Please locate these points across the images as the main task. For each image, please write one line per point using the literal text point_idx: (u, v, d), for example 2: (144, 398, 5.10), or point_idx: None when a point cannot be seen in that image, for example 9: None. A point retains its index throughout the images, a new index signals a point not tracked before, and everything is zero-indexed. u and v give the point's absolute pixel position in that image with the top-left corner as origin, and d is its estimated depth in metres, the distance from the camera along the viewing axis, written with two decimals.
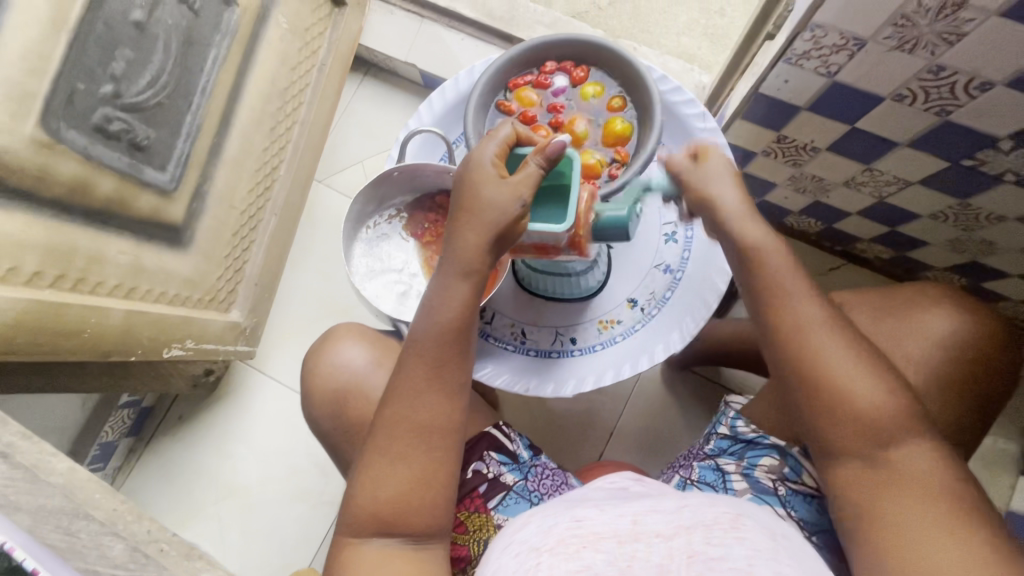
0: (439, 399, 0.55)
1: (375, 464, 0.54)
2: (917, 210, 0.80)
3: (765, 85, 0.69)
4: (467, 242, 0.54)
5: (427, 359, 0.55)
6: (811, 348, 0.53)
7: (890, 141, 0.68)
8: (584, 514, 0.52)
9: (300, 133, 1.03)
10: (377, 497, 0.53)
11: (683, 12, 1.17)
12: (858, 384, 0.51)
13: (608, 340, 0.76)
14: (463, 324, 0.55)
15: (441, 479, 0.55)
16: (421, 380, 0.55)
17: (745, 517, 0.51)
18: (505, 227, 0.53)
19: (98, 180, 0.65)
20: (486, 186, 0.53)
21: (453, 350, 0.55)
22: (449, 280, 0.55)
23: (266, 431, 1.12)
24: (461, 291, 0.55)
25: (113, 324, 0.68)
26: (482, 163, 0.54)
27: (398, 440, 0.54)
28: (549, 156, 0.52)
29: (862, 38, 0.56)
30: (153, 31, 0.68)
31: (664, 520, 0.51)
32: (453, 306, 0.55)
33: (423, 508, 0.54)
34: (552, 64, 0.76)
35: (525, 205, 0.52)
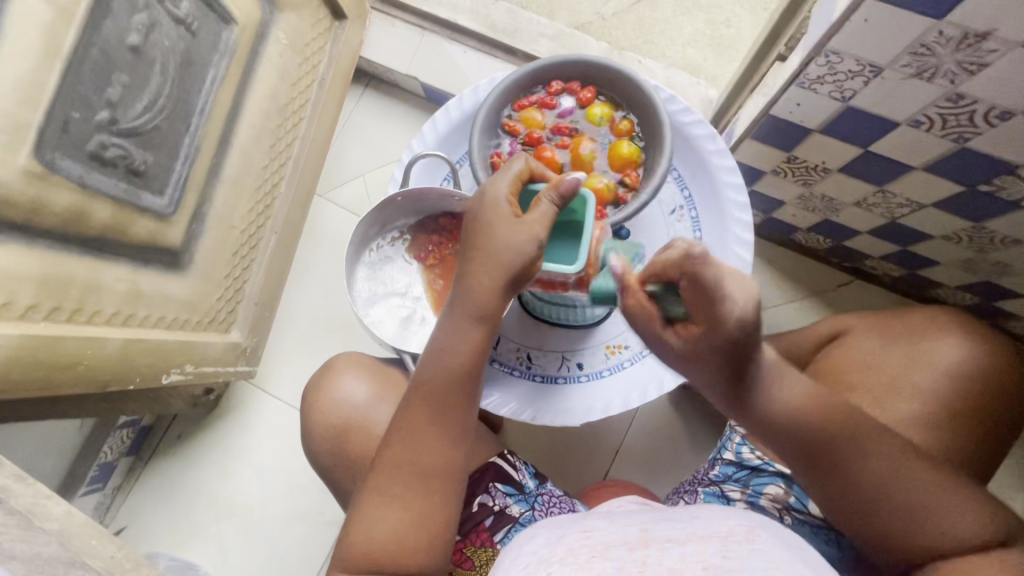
0: (441, 441, 0.53)
1: (374, 502, 0.52)
2: (930, 231, 0.78)
3: (777, 107, 0.68)
4: (480, 282, 0.52)
5: (432, 400, 0.53)
6: (860, 480, 0.49)
7: (904, 164, 0.67)
8: (594, 526, 0.51)
9: (300, 149, 1.01)
10: (371, 537, 0.51)
11: (688, 23, 1.15)
12: (903, 498, 0.48)
13: (616, 365, 0.75)
14: (469, 364, 0.54)
15: (440, 519, 0.53)
16: (424, 419, 0.53)
17: (759, 528, 0.49)
18: (519, 268, 0.51)
19: (94, 208, 0.63)
20: (500, 225, 0.51)
21: (459, 391, 0.54)
22: (457, 318, 0.53)
23: (266, 449, 1.10)
24: (469, 331, 0.53)
25: (109, 354, 0.67)
26: (498, 200, 0.53)
27: (399, 479, 0.52)
28: (563, 194, 0.51)
29: (879, 65, 0.54)
30: (150, 54, 0.66)
31: (675, 528, 0.49)
32: (460, 345, 0.53)
33: (419, 550, 0.52)
34: (559, 84, 0.74)
35: (541, 246, 0.51)
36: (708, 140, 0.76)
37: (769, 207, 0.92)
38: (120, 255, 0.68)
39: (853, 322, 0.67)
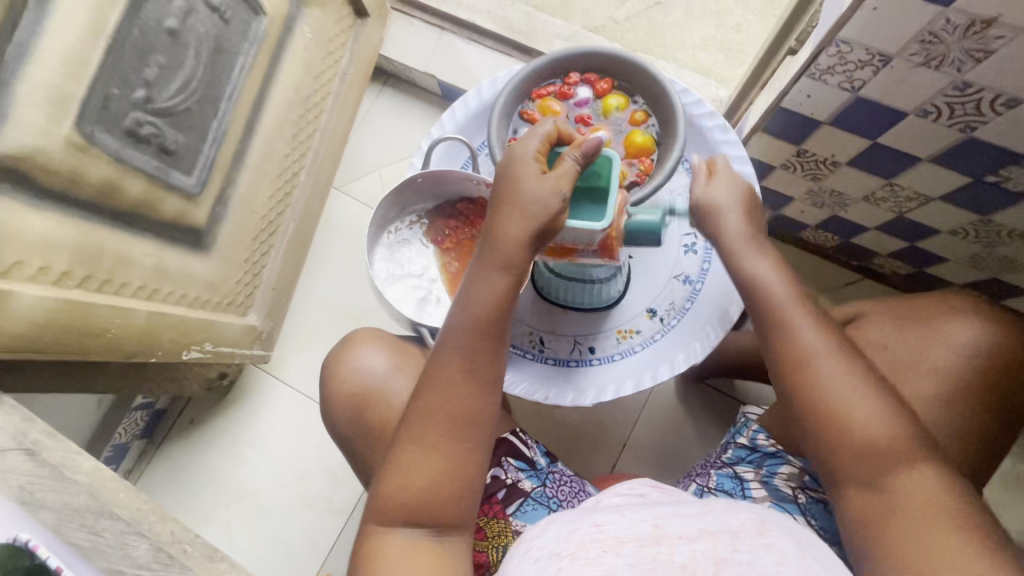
0: (472, 393, 0.55)
1: (408, 452, 0.54)
2: (938, 226, 0.80)
3: (787, 99, 0.70)
4: (508, 236, 0.54)
5: (461, 352, 0.55)
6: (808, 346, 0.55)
7: (911, 156, 0.69)
8: (605, 518, 0.51)
9: (320, 140, 1.04)
10: (405, 488, 0.53)
11: (699, 28, 1.18)
12: (802, 336, 0.56)
13: (627, 350, 0.76)
14: (497, 317, 0.56)
15: (471, 473, 0.55)
16: (455, 372, 0.55)
17: (770, 523, 0.50)
18: (544, 222, 0.53)
19: (127, 183, 0.66)
20: (524, 178, 0.54)
21: (488, 343, 0.55)
22: (487, 271, 0.55)
23: (277, 435, 1.12)
24: (497, 283, 0.55)
25: (135, 325, 0.69)
26: (526, 157, 0.55)
27: (431, 432, 0.54)
28: (584, 153, 0.54)
29: (888, 54, 0.56)
30: (185, 38, 0.69)
31: (686, 523, 0.50)
32: (489, 296, 0.55)
33: (449, 500, 0.53)
34: (575, 75, 0.77)
35: (565, 199, 0.53)
36: (720, 131, 0.78)
37: (778, 204, 0.94)
38: (149, 230, 0.71)
39: (868, 305, 0.68)
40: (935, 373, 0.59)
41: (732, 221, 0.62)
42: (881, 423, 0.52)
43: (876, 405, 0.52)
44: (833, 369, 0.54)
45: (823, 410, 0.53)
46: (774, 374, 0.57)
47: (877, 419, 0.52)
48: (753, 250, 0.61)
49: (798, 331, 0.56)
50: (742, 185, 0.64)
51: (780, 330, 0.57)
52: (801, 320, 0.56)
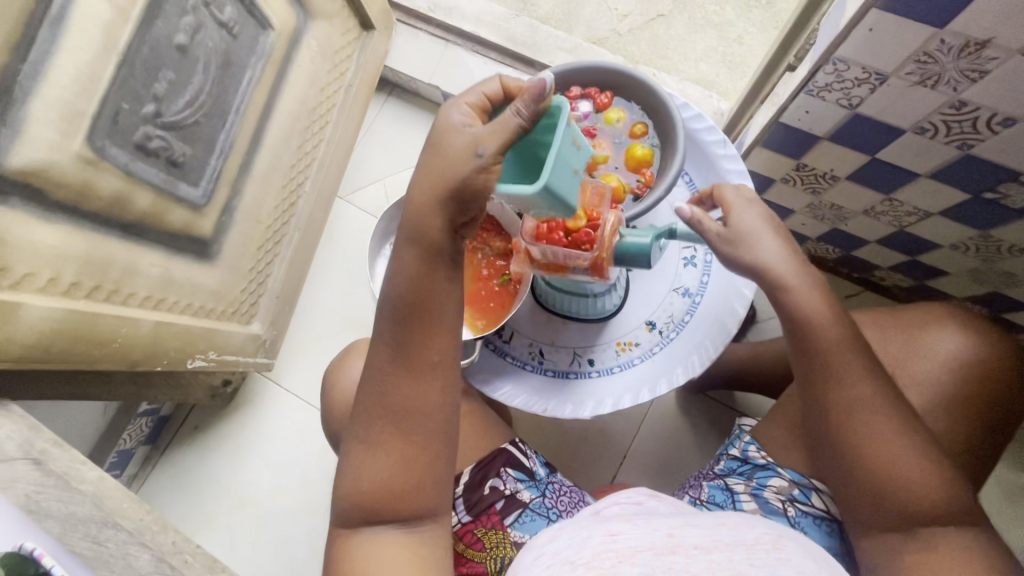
0: (406, 383, 0.54)
1: (356, 450, 0.55)
2: (938, 240, 0.80)
3: (786, 115, 0.70)
4: (421, 210, 0.51)
5: (389, 344, 0.54)
6: (853, 395, 0.54)
7: (909, 172, 0.69)
8: (619, 528, 0.51)
9: (325, 150, 1.05)
10: (360, 486, 0.54)
11: (701, 40, 1.19)
12: (852, 388, 0.54)
13: (626, 362, 0.77)
14: (419, 299, 0.53)
15: (420, 461, 0.54)
16: (387, 365, 0.54)
17: (785, 539, 0.50)
18: (461, 181, 0.49)
19: (135, 195, 0.67)
20: (449, 135, 0.50)
21: (416, 328, 0.53)
22: (400, 252, 0.54)
23: (280, 442, 1.13)
24: (410, 262, 0.53)
25: (142, 334, 0.71)
26: (449, 116, 0.51)
27: (375, 427, 0.54)
28: (528, 103, 0.47)
29: (884, 72, 0.57)
30: (194, 53, 0.71)
31: (702, 534, 0.50)
32: (406, 280, 0.53)
33: (405, 492, 0.54)
34: (577, 89, 0.78)
35: (485, 155, 0.48)
36: (719, 145, 0.79)
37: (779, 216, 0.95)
38: (155, 240, 0.72)
39: (859, 314, 0.68)
40: (914, 384, 0.60)
41: (768, 250, 0.57)
42: (923, 477, 0.52)
43: (920, 460, 0.52)
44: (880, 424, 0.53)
45: (867, 462, 0.53)
46: (816, 418, 0.56)
47: (919, 473, 0.52)
48: (802, 287, 0.56)
49: (848, 383, 0.54)
50: (762, 207, 0.60)
51: (829, 377, 0.55)
52: (850, 368, 0.54)
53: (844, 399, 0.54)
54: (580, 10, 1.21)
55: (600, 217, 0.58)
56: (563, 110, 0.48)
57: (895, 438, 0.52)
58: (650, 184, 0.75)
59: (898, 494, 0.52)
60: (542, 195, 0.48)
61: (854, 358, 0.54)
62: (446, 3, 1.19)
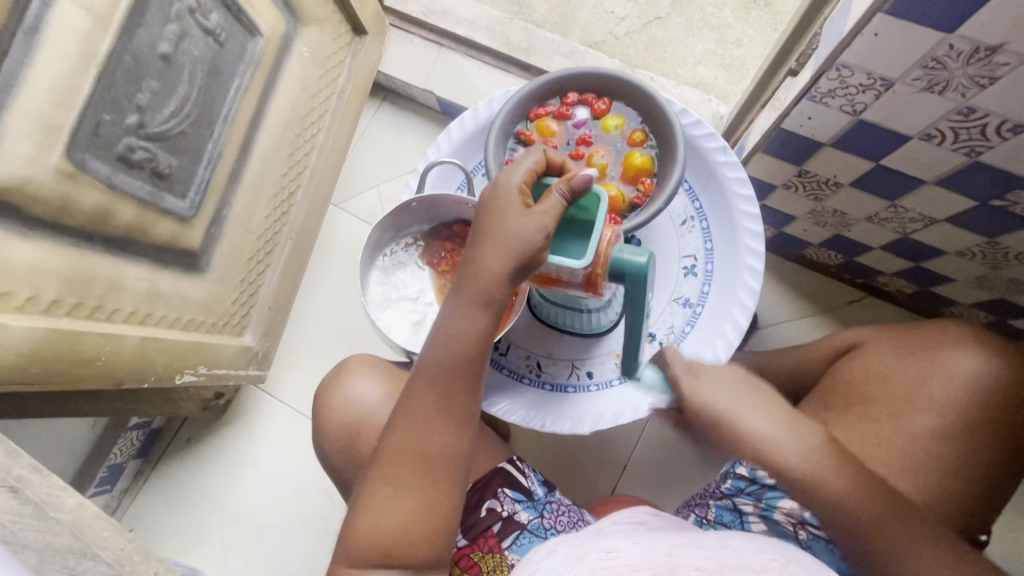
0: (446, 430, 0.53)
1: (380, 494, 0.53)
2: (943, 247, 0.78)
3: (788, 120, 0.69)
4: (485, 265, 0.52)
5: (437, 388, 0.53)
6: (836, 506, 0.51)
7: (915, 178, 0.67)
8: (616, 545, 0.50)
9: (318, 157, 1.03)
10: (379, 526, 0.52)
11: (699, 43, 1.18)
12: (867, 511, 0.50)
13: (625, 374, 0.75)
14: (474, 352, 0.54)
15: (445, 509, 0.54)
16: (430, 410, 0.53)
17: (795, 564, 0.47)
18: (526, 257, 0.51)
19: (119, 209, 0.65)
20: (507, 207, 0.53)
21: (465, 378, 0.54)
22: (465, 306, 0.53)
23: (274, 454, 1.11)
24: (475, 317, 0.53)
25: (127, 351, 0.69)
26: (510, 187, 0.53)
27: (405, 470, 0.53)
28: (574, 188, 0.52)
29: (890, 78, 0.55)
30: (179, 62, 0.69)
31: (706, 556, 0.47)
32: (466, 331, 0.53)
33: (424, 538, 0.53)
34: (574, 96, 0.77)
35: (548, 236, 0.51)
36: (720, 152, 0.77)
37: (780, 222, 0.93)
38: (140, 255, 0.70)
39: (870, 332, 0.68)
40: (932, 407, 0.58)
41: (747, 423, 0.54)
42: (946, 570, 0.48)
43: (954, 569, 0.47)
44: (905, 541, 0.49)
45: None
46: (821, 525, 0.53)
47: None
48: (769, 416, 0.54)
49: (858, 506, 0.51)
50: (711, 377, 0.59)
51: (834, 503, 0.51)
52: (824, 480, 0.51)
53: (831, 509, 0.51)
54: (576, 13, 1.20)
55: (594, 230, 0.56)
56: (602, 200, 0.55)
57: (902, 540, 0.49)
58: (649, 193, 0.74)
59: None
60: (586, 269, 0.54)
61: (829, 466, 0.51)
62: (440, 7, 1.17)
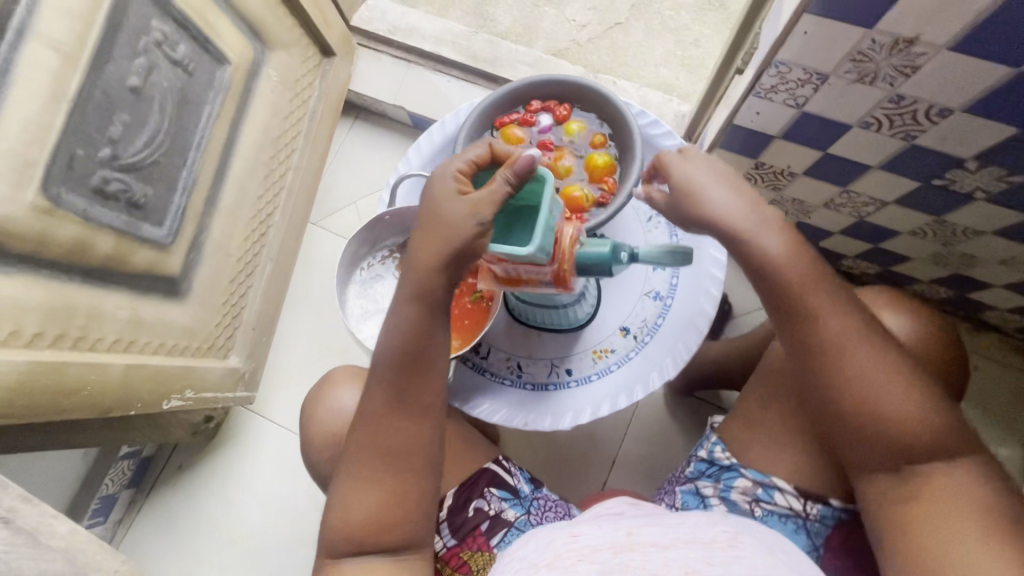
0: (405, 420, 0.56)
1: (348, 487, 0.56)
2: (897, 227, 0.82)
3: (738, 117, 0.72)
4: (422, 259, 0.55)
5: (392, 382, 0.56)
6: (820, 324, 0.54)
7: (861, 165, 0.71)
8: (582, 529, 0.53)
9: (294, 178, 1.05)
10: (351, 518, 0.55)
11: (659, 45, 1.22)
12: (900, 403, 0.51)
13: (603, 370, 0.78)
14: (423, 342, 0.56)
15: (414, 495, 0.56)
16: (386, 404, 0.56)
17: (743, 533, 0.51)
18: (463, 245, 0.53)
19: (98, 240, 0.67)
20: (444, 199, 0.55)
21: (417, 369, 0.56)
22: (407, 302, 0.56)
23: (267, 474, 1.11)
24: (420, 311, 0.56)
25: (111, 381, 0.70)
26: (446, 179, 0.56)
27: (370, 464, 0.55)
28: (517, 171, 0.52)
29: (824, 72, 0.58)
30: (148, 94, 0.70)
31: (660, 532, 0.51)
32: (413, 325, 0.56)
33: (397, 525, 0.55)
34: (536, 103, 0.80)
35: (484, 222, 0.53)
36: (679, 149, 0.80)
37: None
38: (120, 285, 0.72)
39: None
40: None
41: (773, 238, 0.56)
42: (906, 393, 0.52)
43: (975, 479, 0.50)
44: (931, 437, 0.51)
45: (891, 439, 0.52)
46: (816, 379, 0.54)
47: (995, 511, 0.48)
48: (815, 295, 0.54)
49: (897, 400, 0.51)
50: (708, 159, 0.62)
51: (860, 404, 0.52)
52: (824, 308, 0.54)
53: (836, 357, 0.53)
54: (538, 23, 1.24)
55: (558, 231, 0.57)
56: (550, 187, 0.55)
57: (868, 360, 0.52)
58: (613, 191, 0.77)
59: (888, 422, 0.51)
60: (551, 265, 0.56)
61: (825, 289, 0.55)
62: (406, 24, 1.20)
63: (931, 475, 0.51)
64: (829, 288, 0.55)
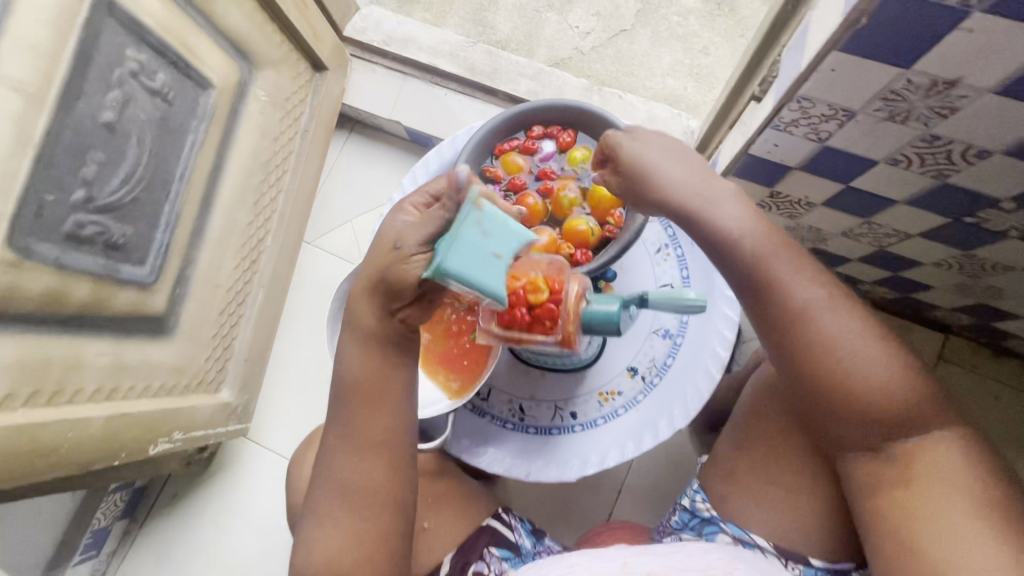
0: (358, 460, 0.60)
1: (316, 530, 0.59)
2: (920, 258, 0.78)
3: (754, 147, 0.67)
4: (359, 309, 0.58)
5: (344, 424, 0.60)
6: (797, 304, 0.57)
7: (887, 199, 0.66)
8: (576, 561, 0.57)
9: (286, 200, 1.01)
10: (318, 559, 0.58)
11: (666, 54, 1.16)
12: (874, 368, 0.55)
13: (610, 414, 0.74)
14: (369, 385, 0.60)
15: (373, 530, 0.59)
16: (342, 446, 0.60)
17: (737, 560, 0.56)
18: (391, 281, 0.54)
19: (74, 288, 0.63)
20: (389, 233, 0.56)
21: (365, 410, 0.60)
22: (352, 352, 0.60)
23: (263, 503, 1.09)
24: (363, 359, 0.59)
25: (91, 434, 0.67)
26: (392, 217, 0.57)
27: (331, 504, 0.59)
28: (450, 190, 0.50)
29: (851, 109, 0.53)
30: (125, 128, 0.66)
31: (656, 561, 0.55)
32: (357, 372, 0.59)
33: (360, 562, 0.58)
34: (539, 129, 0.76)
35: (418, 247, 0.52)
36: None
37: None
38: (101, 330, 0.68)
39: None
40: None
41: (732, 213, 0.59)
42: (885, 370, 0.54)
43: (957, 457, 0.53)
44: (909, 410, 0.54)
45: (874, 416, 0.55)
46: (795, 358, 0.57)
47: (964, 465, 0.53)
48: (791, 276, 0.57)
49: (871, 365, 0.55)
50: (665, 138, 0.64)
51: (836, 371, 0.55)
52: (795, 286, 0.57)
53: (815, 335, 0.56)
54: (540, 31, 1.18)
55: (563, 286, 0.53)
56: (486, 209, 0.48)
57: (845, 337, 0.55)
58: (619, 225, 0.73)
59: (868, 399, 0.55)
60: (557, 329, 0.52)
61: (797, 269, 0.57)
62: (402, 34, 1.14)
63: (914, 460, 0.54)
64: (795, 260, 0.58)
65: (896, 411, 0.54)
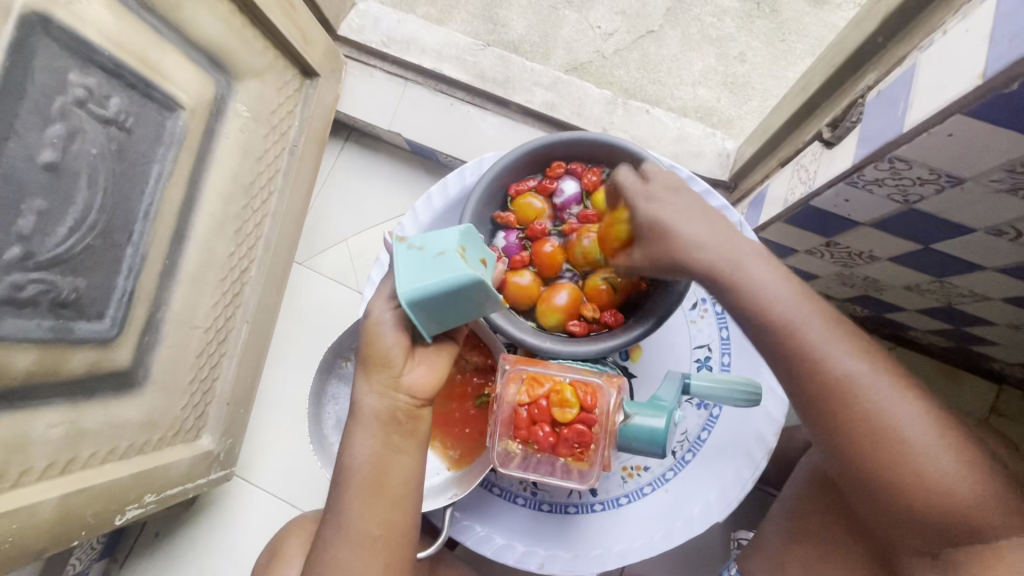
0: (354, 562, 0.49)
1: None
2: (995, 318, 0.68)
3: (819, 200, 0.58)
4: (364, 386, 0.49)
5: (340, 518, 0.50)
6: (834, 375, 0.46)
7: (973, 264, 0.56)
8: None
9: (273, 226, 0.89)
10: None
11: (698, 59, 1.04)
12: (929, 463, 0.44)
13: (634, 492, 0.65)
14: (371, 475, 0.50)
15: None
16: (337, 544, 0.50)
17: None
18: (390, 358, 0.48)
19: (10, 359, 0.54)
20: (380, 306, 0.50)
21: (367, 503, 0.50)
22: (353, 435, 0.50)
23: (252, 546, 1.01)
24: (366, 444, 0.49)
25: (44, 517, 0.59)
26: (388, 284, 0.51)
27: None
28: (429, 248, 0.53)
29: (959, 176, 0.45)
30: (71, 167, 0.57)
31: None
32: (360, 459, 0.49)
33: None
34: (561, 165, 0.65)
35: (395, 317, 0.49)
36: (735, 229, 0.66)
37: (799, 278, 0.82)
38: (51, 399, 0.59)
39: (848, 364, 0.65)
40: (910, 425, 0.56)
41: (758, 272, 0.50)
42: (946, 458, 0.44)
43: None
44: (979, 509, 0.43)
45: (933, 514, 0.44)
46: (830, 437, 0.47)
47: None
48: (825, 341, 0.47)
49: (931, 454, 0.44)
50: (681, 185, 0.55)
51: (886, 458, 0.45)
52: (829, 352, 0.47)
53: (855, 413, 0.45)
54: (558, 31, 1.06)
55: (597, 401, 0.57)
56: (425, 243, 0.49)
57: (892, 413, 0.45)
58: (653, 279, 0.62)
59: (925, 492, 0.44)
60: (593, 445, 0.57)
61: (832, 331, 0.47)
62: (403, 35, 1.03)
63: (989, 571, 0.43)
64: (830, 321, 0.48)
65: (961, 509, 0.43)
